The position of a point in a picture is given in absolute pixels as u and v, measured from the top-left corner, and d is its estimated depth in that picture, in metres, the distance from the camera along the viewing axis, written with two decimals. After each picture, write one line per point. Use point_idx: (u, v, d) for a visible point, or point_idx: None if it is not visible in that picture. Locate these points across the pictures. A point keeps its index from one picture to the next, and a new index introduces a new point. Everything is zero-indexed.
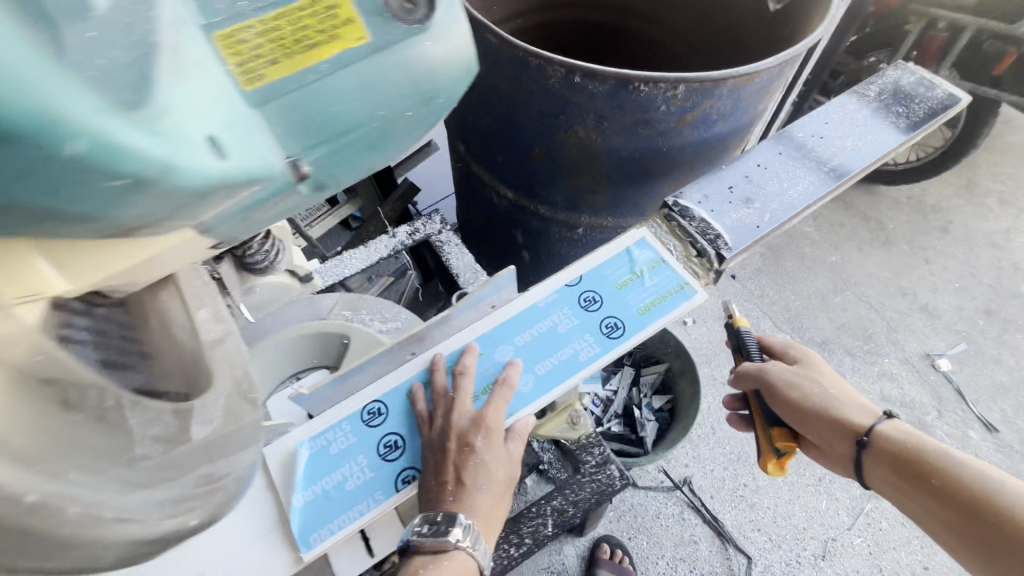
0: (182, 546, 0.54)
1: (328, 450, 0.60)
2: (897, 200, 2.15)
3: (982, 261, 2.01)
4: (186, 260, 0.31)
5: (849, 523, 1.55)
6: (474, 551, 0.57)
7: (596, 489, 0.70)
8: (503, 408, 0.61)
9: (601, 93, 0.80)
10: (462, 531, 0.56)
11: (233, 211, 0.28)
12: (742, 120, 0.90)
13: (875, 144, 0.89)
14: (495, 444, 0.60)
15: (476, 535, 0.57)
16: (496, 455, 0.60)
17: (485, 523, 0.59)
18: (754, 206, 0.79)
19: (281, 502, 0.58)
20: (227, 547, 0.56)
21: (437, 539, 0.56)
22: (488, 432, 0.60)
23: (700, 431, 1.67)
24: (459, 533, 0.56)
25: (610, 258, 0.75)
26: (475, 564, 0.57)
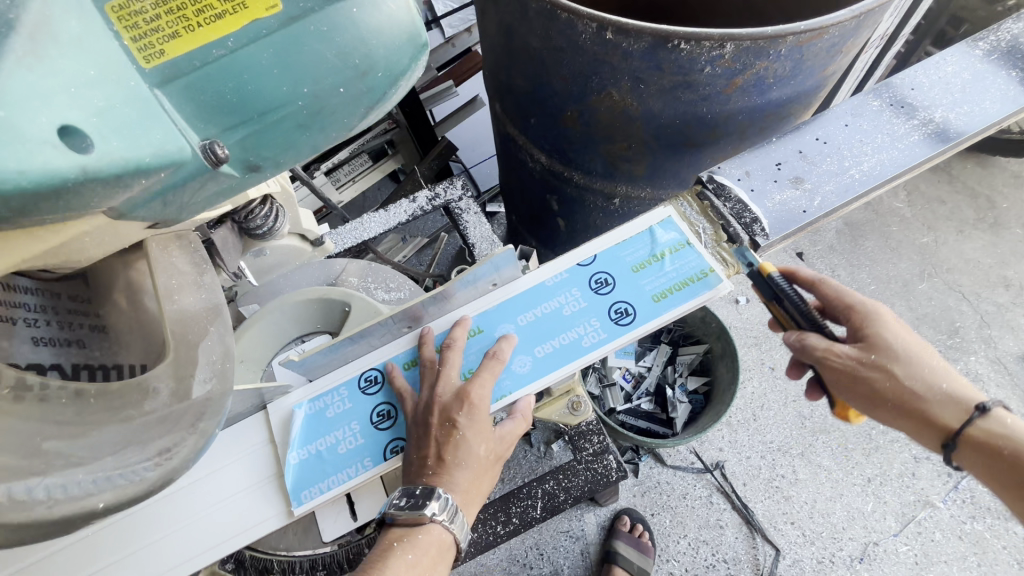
0: (190, 484, 0.58)
1: (324, 412, 0.61)
2: (1018, 175, 1.84)
3: None
4: (123, 240, 0.31)
5: (895, 529, 1.39)
6: (450, 525, 0.54)
7: (593, 479, 0.68)
8: (489, 383, 0.57)
9: (636, 52, 0.72)
10: (438, 505, 0.54)
11: (146, 196, 0.27)
12: (807, 82, 0.78)
13: (973, 116, 0.74)
14: (479, 420, 0.57)
15: (455, 511, 0.55)
16: (480, 430, 0.57)
17: (467, 500, 0.56)
18: (804, 186, 0.70)
19: (279, 458, 0.60)
20: (228, 491, 0.59)
21: (413, 512, 0.53)
22: (472, 406, 0.56)
23: (741, 416, 1.54)
24: (436, 507, 0.54)
25: (631, 237, 0.67)
26: (451, 538, 0.54)
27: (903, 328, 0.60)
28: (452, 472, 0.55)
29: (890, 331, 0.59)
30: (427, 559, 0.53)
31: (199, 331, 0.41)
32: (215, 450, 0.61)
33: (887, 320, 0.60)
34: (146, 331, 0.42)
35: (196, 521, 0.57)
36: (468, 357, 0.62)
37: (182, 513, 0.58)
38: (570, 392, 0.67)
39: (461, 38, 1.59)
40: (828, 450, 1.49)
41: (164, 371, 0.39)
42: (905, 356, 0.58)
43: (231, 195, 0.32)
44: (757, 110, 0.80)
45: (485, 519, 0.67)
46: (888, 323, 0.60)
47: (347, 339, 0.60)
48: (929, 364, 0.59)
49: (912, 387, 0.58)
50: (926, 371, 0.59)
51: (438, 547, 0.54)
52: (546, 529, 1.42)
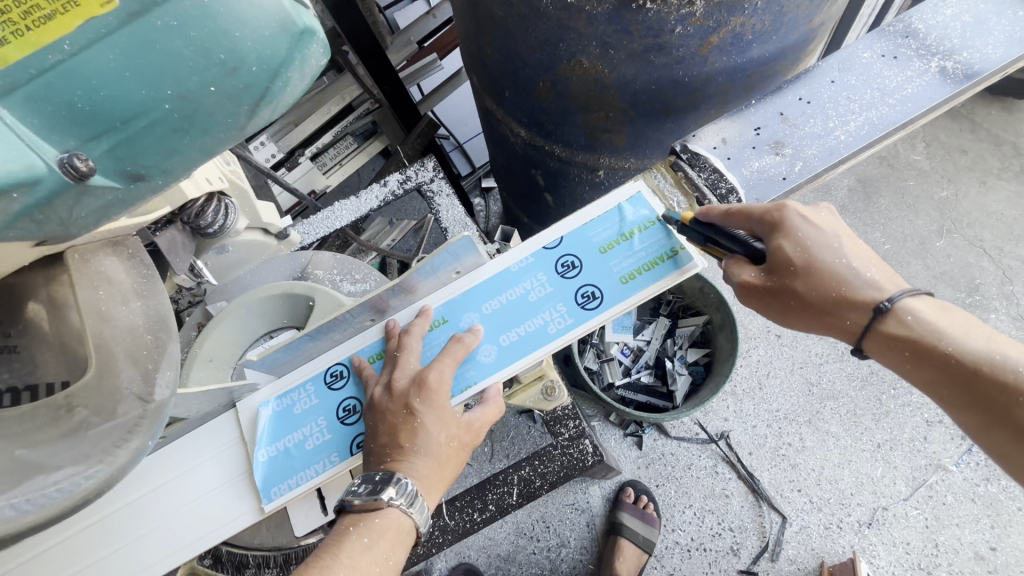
0: (173, 479, 0.59)
1: (291, 409, 0.61)
2: None
3: None
4: (13, 257, 0.30)
5: (906, 493, 1.36)
6: (409, 509, 0.53)
7: (571, 464, 0.67)
8: (448, 369, 0.56)
9: (602, 16, 0.68)
10: (396, 490, 0.52)
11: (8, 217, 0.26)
12: (791, 36, 0.72)
13: (973, 62, 0.68)
14: (439, 404, 0.55)
15: (414, 495, 0.53)
16: (440, 415, 0.55)
17: (426, 486, 0.55)
18: (784, 152, 0.65)
19: (249, 455, 0.60)
20: (209, 487, 0.59)
21: (371, 498, 0.52)
22: (432, 390, 0.55)
23: (747, 385, 1.51)
24: (394, 491, 0.52)
25: (598, 215, 0.63)
26: (407, 522, 0.52)
27: (812, 231, 0.55)
28: (410, 456, 0.54)
29: (793, 242, 0.55)
30: (384, 542, 0.51)
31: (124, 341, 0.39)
32: (180, 454, 0.60)
33: (795, 225, 0.55)
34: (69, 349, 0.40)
35: (176, 520, 0.57)
36: (432, 345, 0.61)
37: (149, 517, 0.57)
38: (542, 377, 0.66)
39: (441, 8, 1.47)
40: (837, 416, 1.46)
41: (84, 386, 0.38)
42: (806, 266, 0.55)
43: (116, 209, 0.30)
44: (739, 69, 0.75)
45: (462, 507, 0.66)
46: (796, 229, 0.55)
47: (307, 335, 0.59)
48: (834, 265, 0.55)
49: (817, 297, 0.55)
50: (830, 276, 0.55)
51: (394, 530, 0.52)
52: (550, 503, 1.43)
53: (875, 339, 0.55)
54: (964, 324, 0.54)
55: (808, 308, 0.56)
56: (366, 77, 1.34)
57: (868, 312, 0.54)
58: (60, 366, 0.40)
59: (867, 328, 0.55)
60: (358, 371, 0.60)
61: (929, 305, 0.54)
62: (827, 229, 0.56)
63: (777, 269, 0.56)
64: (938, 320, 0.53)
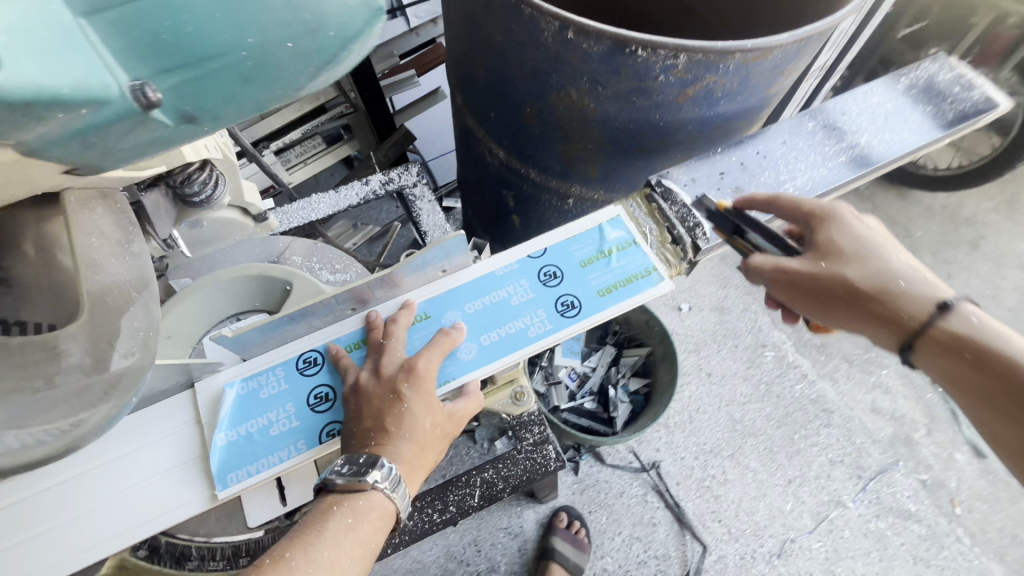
0: (114, 461, 0.54)
1: (257, 393, 0.58)
2: (931, 207, 2.02)
3: (1007, 281, 1.88)
4: (42, 182, 0.30)
5: (810, 526, 1.48)
6: (392, 493, 0.51)
7: (534, 466, 0.68)
8: (436, 358, 0.56)
9: (596, 53, 0.74)
10: (381, 472, 0.51)
11: (66, 134, 0.26)
12: (751, 99, 0.83)
13: (891, 143, 0.81)
14: (427, 392, 0.55)
15: (397, 479, 0.52)
16: (428, 402, 0.54)
17: (409, 472, 0.53)
18: (743, 196, 0.74)
19: (205, 439, 0.57)
20: (153, 472, 0.55)
21: (355, 478, 0.50)
22: (420, 377, 0.55)
23: (678, 418, 1.60)
24: (379, 474, 0.51)
25: (580, 232, 0.68)
26: (391, 506, 0.51)
27: (859, 226, 0.64)
28: (395, 441, 0.53)
29: (844, 234, 0.63)
30: (367, 524, 0.50)
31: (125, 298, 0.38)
32: (126, 433, 0.56)
33: (842, 221, 0.64)
34: (60, 291, 0.38)
35: (112, 505, 0.53)
36: (417, 337, 0.61)
37: (80, 501, 0.53)
38: (514, 380, 0.68)
39: (425, 29, 1.58)
40: (756, 452, 1.57)
41: (65, 333, 0.36)
42: (851, 258, 0.62)
43: (159, 147, 0.30)
44: (706, 121, 0.84)
45: (421, 507, 0.66)
46: (844, 223, 0.64)
47: (285, 318, 0.58)
48: (880, 257, 0.62)
49: (861, 282, 0.61)
50: (878, 270, 0.61)
51: (378, 513, 0.51)
52: (484, 526, 1.42)
53: (924, 340, 0.58)
54: (1014, 337, 0.57)
55: (854, 295, 0.61)
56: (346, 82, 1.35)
57: (919, 309, 0.59)
58: (45, 307, 0.39)
59: (919, 327, 0.58)
60: (335, 360, 0.59)
61: (981, 312, 0.59)
62: (867, 233, 0.64)
63: (821, 259, 0.62)
64: (991, 325, 0.57)
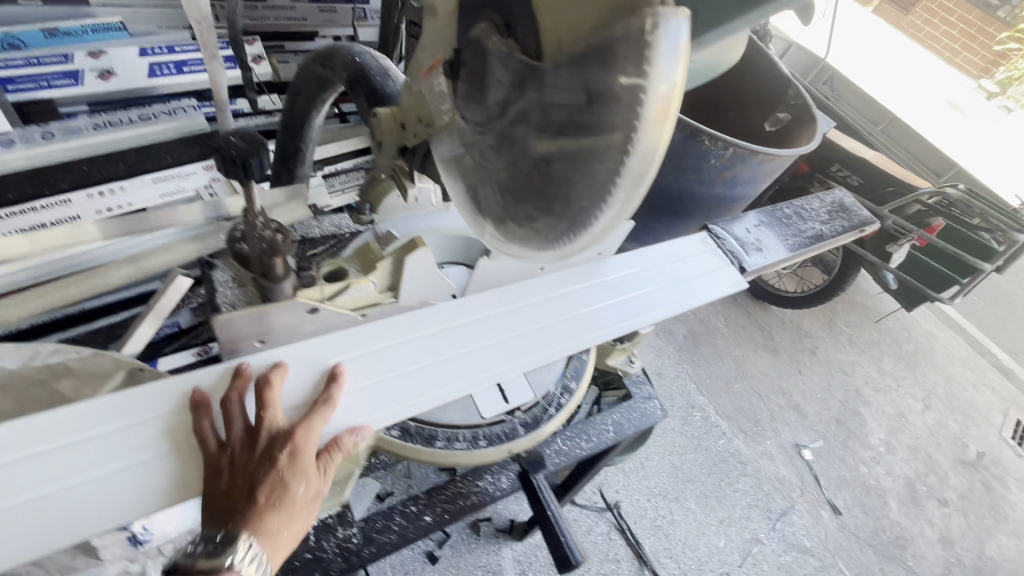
0: (376, 351, 0.72)
1: (474, 317, 0.78)
2: (751, 326, 2.82)
3: (772, 362, 2.63)
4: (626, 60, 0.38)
5: (738, 560, 1.86)
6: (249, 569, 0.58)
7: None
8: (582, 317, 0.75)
9: (677, 137, 1.08)
10: (239, 550, 0.58)
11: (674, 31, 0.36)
12: (752, 190, 1.22)
13: (835, 231, 1.24)
14: (301, 464, 0.62)
15: (257, 555, 0.60)
16: (301, 472, 0.62)
17: (254, 523, 0.60)
18: (761, 246, 1.11)
19: (441, 344, 0.75)
20: (400, 364, 0.72)
21: (211, 558, 0.58)
22: (298, 448, 0.62)
23: (632, 464, 1.99)
24: (238, 553, 0.58)
25: (678, 245, 1.01)
26: None
27: None
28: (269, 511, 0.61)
29: None
30: None
31: (546, 196, 0.49)
32: (391, 328, 0.74)
33: None
34: (595, 191, 0.43)
35: (376, 381, 0.70)
36: (295, 377, 0.68)
37: (366, 373, 0.70)
38: (631, 348, 1.00)
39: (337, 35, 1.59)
40: (695, 495, 1.97)
41: (580, 214, 0.46)
42: None
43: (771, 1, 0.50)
44: (723, 199, 1.21)
45: (552, 401, 0.89)
46: None
47: (510, 284, 0.83)
48: None
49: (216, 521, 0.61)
50: None
51: None
52: (463, 563, 1.60)
53: None
54: None
55: None
56: (410, 18, 1.26)
57: None
58: (586, 195, 0.44)
59: None
60: (531, 309, 0.82)
61: None
62: None
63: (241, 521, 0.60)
64: None
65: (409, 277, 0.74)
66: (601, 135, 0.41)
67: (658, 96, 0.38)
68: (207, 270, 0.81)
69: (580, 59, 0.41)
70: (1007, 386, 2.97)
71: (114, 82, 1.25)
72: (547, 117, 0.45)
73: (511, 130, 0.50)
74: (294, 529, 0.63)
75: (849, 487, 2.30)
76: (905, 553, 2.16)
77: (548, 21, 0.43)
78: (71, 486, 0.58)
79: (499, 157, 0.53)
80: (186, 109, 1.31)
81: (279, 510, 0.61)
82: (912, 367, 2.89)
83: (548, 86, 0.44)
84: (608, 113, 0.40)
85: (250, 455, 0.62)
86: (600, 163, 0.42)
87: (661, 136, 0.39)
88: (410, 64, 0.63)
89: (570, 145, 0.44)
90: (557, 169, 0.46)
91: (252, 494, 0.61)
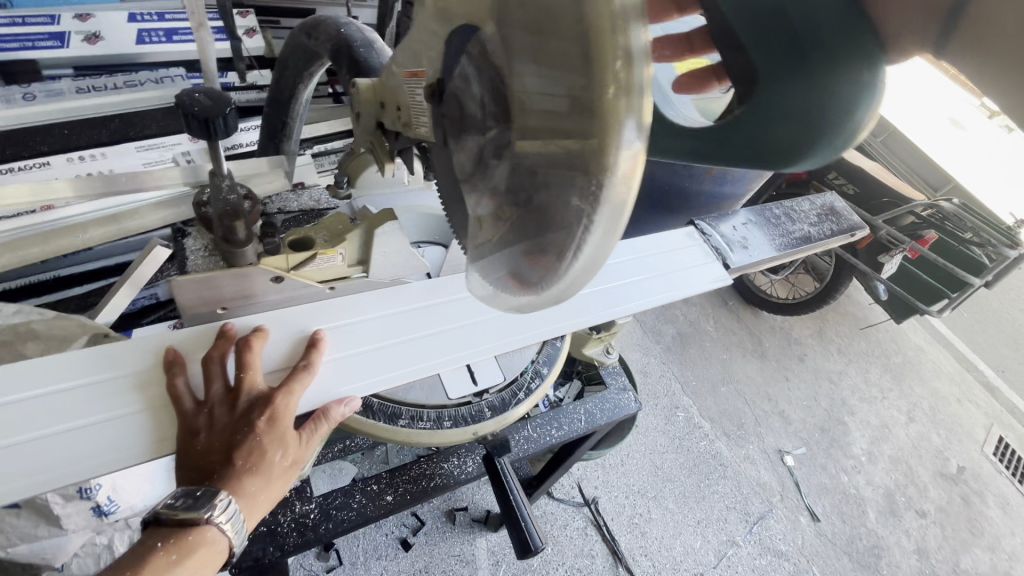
0: (343, 325, 0.71)
1: (446, 299, 0.78)
2: (740, 330, 2.82)
3: (759, 367, 2.63)
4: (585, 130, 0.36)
5: (714, 562, 1.85)
6: (226, 527, 0.58)
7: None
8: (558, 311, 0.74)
9: None
10: (216, 509, 0.58)
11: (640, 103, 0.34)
12: (743, 190, 1.22)
13: (823, 234, 1.23)
14: (281, 430, 0.62)
15: (234, 513, 0.59)
16: (282, 436, 0.62)
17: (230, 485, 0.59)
18: (747, 244, 1.10)
19: (411, 321, 0.74)
20: (369, 341, 0.71)
21: (188, 513, 0.57)
22: (278, 413, 0.62)
23: (612, 461, 2.00)
24: (215, 512, 0.58)
25: (660, 238, 1.01)
26: (223, 542, 0.59)
27: None
28: (247, 473, 0.60)
29: None
30: (199, 555, 0.59)
31: (518, 223, 0.48)
32: (362, 305, 0.73)
33: None
34: (561, 236, 0.42)
35: (344, 358, 0.70)
36: (277, 342, 0.68)
37: (333, 349, 0.70)
38: (606, 338, 0.99)
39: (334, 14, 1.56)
40: (674, 495, 1.97)
41: (546, 251, 0.45)
42: None
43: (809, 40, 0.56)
44: (713, 196, 1.20)
45: (522, 385, 0.88)
46: None
47: None
48: None
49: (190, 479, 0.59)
50: None
51: (213, 547, 0.59)
52: (436, 552, 1.59)
53: None
54: None
55: None
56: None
57: None
58: (553, 238, 0.43)
59: None
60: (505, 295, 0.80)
61: None
62: None
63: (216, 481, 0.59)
64: None
65: (382, 252, 0.71)
66: (567, 184, 0.40)
67: (621, 164, 0.36)
68: (178, 238, 0.79)
69: (546, 101, 0.38)
70: (992, 404, 2.98)
71: (101, 46, 1.21)
72: (519, 150, 0.43)
73: (485, 149, 0.48)
74: (271, 493, 0.63)
75: (828, 494, 2.30)
76: (880, 563, 2.16)
77: (519, 53, 0.40)
78: (14, 444, 0.56)
79: (473, 174, 0.52)
80: (174, 79, 1.29)
81: (258, 473, 0.61)
82: (898, 380, 2.90)
83: (520, 116, 0.42)
84: (572, 168, 0.38)
85: (227, 416, 0.61)
86: (565, 212, 0.41)
87: (627, 193, 0.37)
88: (395, 50, 0.60)
89: (541, 183, 0.43)
90: (529, 204, 0.45)
91: (229, 455, 0.60)
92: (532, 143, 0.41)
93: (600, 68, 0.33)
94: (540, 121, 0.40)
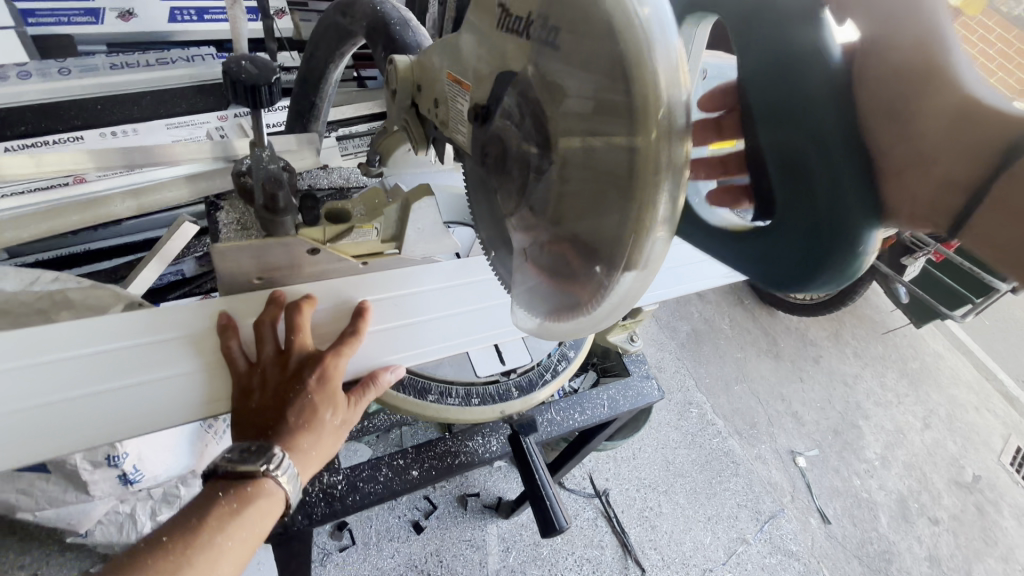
0: (381, 299, 0.74)
1: (477, 276, 0.80)
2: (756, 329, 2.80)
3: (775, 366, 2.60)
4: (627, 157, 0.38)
5: (723, 558, 1.85)
6: (281, 478, 0.60)
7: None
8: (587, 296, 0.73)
9: None
10: (273, 460, 0.59)
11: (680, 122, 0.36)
12: None
13: None
14: (329, 389, 0.64)
15: (290, 468, 0.60)
16: (331, 396, 0.63)
17: (285, 439, 0.61)
18: None
19: (443, 295, 0.77)
20: (405, 313, 0.74)
21: (248, 463, 0.59)
22: (326, 373, 0.64)
23: (624, 454, 2.00)
24: (271, 462, 0.59)
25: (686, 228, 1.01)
26: (279, 493, 0.60)
27: None
28: (300, 430, 0.62)
29: None
30: (257, 508, 0.59)
31: (563, 240, 0.49)
32: (399, 279, 0.76)
33: None
34: (606, 254, 0.44)
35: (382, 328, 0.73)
36: (324, 311, 0.70)
37: (373, 320, 0.73)
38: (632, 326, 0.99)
39: None
40: (684, 490, 1.97)
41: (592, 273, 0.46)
42: None
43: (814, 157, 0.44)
44: None
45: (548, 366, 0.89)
46: None
47: None
48: None
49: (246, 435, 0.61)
50: None
51: (269, 499, 0.59)
52: (447, 536, 1.61)
53: None
54: None
55: None
56: None
57: None
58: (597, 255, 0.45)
59: None
60: None
61: None
62: None
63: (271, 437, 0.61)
64: None
65: (414, 227, 0.70)
66: (610, 203, 0.41)
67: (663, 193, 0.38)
68: (211, 211, 0.80)
69: (589, 107, 0.40)
70: (1012, 413, 2.92)
71: (134, 23, 1.23)
72: (564, 165, 0.45)
73: (531, 164, 0.50)
74: (324, 451, 0.64)
75: (840, 497, 2.28)
76: (891, 567, 2.14)
77: (565, 66, 0.42)
78: (86, 395, 0.62)
79: (515, 187, 0.53)
80: (205, 58, 1.30)
81: (311, 429, 0.62)
82: (916, 385, 2.86)
83: (564, 128, 0.44)
84: (618, 188, 0.40)
85: (279, 376, 0.64)
86: (608, 235, 0.43)
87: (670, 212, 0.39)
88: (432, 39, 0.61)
89: (585, 201, 0.44)
90: (573, 222, 0.47)
91: (283, 413, 0.62)
92: (582, 163, 0.43)
93: (642, 87, 0.35)
94: (585, 135, 0.42)
